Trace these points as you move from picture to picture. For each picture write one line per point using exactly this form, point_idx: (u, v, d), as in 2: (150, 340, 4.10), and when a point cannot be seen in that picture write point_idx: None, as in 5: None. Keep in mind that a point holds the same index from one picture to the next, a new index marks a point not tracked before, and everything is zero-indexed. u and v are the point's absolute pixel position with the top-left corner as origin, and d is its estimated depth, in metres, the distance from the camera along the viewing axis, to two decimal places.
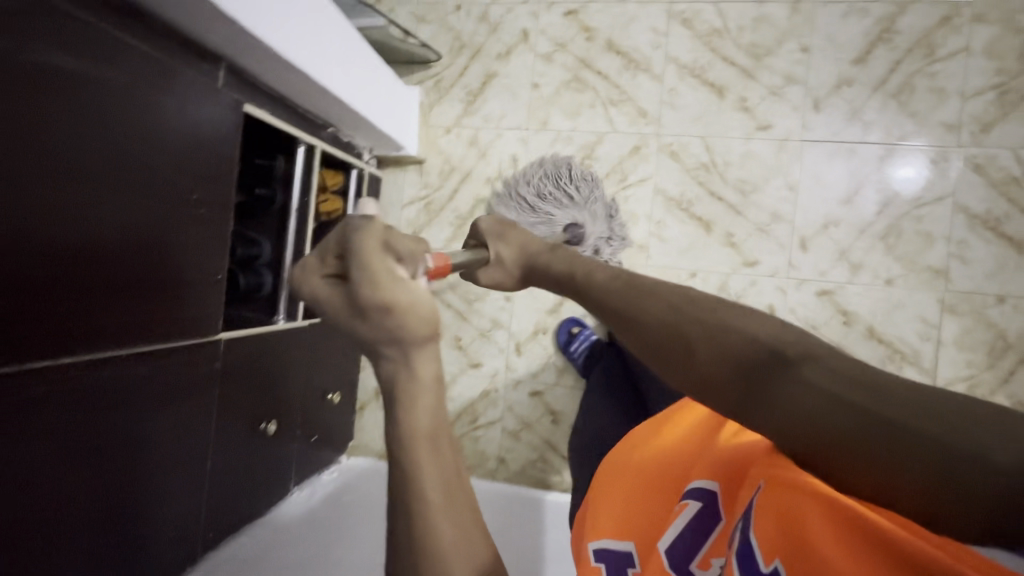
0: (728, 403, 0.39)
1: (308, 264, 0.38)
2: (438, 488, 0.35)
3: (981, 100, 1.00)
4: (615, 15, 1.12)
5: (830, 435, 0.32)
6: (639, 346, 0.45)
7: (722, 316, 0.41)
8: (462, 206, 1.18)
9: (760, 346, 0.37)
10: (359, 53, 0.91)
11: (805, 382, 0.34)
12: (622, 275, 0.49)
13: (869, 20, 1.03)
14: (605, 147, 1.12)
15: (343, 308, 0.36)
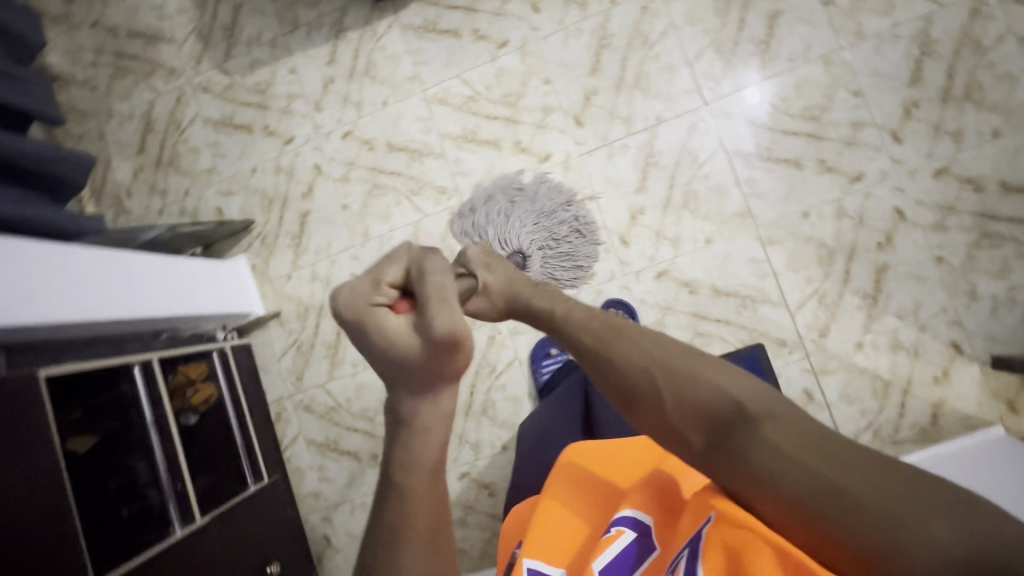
0: (686, 439, 0.49)
1: (359, 292, 0.53)
2: (419, 530, 0.50)
3: (705, 59, 1.10)
4: (384, 120, 1.22)
5: (783, 480, 0.42)
6: (613, 381, 0.54)
7: (694, 367, 0.51)
8: (328, 336, 1.24)
9: (728, 401, 0.48)
10: (155, 270, 0.99)
11: (767, 440, 0.44)
12: (608, 322, 0.58)
13: (586, 36, 1.15)
14: (425, 233, 1.20)
15: (391, 328, 0.51)
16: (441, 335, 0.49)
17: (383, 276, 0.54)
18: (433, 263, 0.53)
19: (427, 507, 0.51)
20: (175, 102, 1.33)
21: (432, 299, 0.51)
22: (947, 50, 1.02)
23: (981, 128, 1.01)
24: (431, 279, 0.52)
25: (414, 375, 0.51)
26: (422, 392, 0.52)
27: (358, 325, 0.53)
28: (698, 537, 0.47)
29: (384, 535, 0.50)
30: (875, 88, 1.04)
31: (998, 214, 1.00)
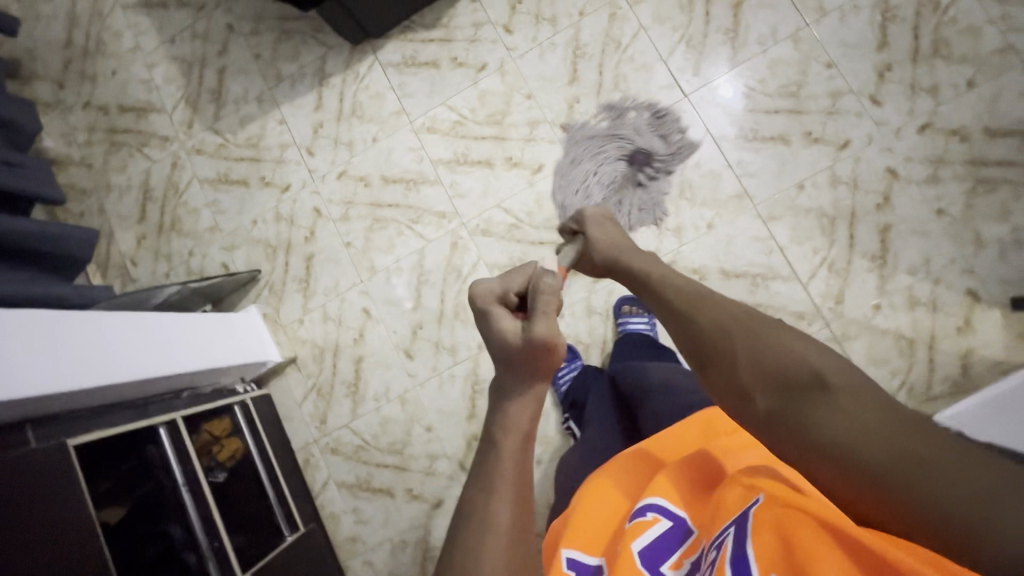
0: (752, 402, 0.46)
1: (489, 290, 0.63)
2: (512, 484, 0.49)
3: (679, 54, 1.14)
4: (376, 156, 1.25)
5: (855, 449, 0.38)
6: (690, 345, 0.54)
7: (774, 332, 0.48)
8: (347, 375, 1.23)
9: (805, 366, 0.44)
10: (166, 327, 0.99)
11: (843, 410, 0.40)
12: (695, 289, 0.58)
13: (560, 49, 1.19)
14: (430, 258, 1.21)
15: (508, 321, 0.59)
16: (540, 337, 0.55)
17: (510, 285, 0.64)
18: (549, 276, 0.62)
19: (516, 469, 0.50)
20: (171, 167, 1.36)
21: (540, 307, 0.58)
22: (908, 13, 1.06)
23: (956, 80, 1.03)
24: (543, 293, 0.59)
25: (516, 364, 0.56)
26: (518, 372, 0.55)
27: (483, 314, 0.61)
28: (743, 518, 0.48)
29: (475, 489, 0.48)
30: (845, 58, 1.08)
31: (989, 160, 1.02)
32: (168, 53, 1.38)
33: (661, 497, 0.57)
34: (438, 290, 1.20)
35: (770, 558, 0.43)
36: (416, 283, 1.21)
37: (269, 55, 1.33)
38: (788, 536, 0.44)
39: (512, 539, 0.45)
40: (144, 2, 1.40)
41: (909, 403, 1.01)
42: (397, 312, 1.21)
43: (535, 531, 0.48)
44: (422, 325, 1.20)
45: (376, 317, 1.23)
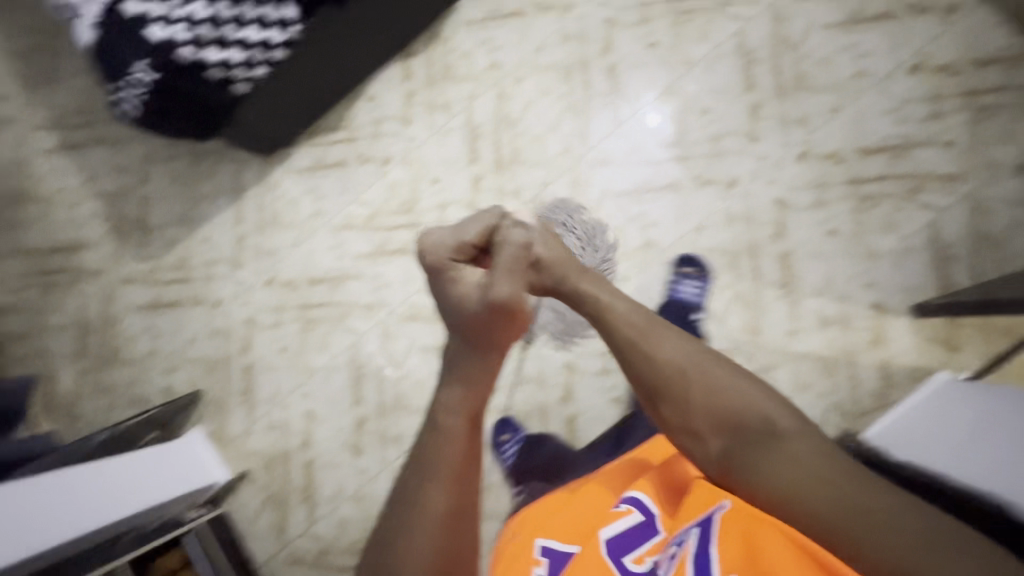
0: (707, 440, 0.68)
1: (445, 240, 0.71)
2: (452, 469, 0.62)
3: (567, 122, 1.19)
4: (299, 260, 1.28)
5: (809, 500, 0.58)
6: (649, 380, 0.71)
7: (721, 381, 0.69)
8: (299, 480, 1.23)
9: (760, 422, 0.66)
10: (105, 469, 0.99)
11: (791, 458, 0.62)
12: (646, 317, 0.74)
13: (457, 132, 1.24)
14: (364, 351, 1.23)
15: (469, 278, 0.69)
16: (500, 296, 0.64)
17: (464, 235, 0.71)
18: (508, 228, 0.70)
19: (465, 445, 0.64)
20: (105, 300, 1.37)
21: (506, 263, 0.66)
22: (766, 54, 1.13)
23: (821, 109, 1.10)
24: (506, 251, 0.67)
25: (473, 332, 0.66)
26: (473, 352, 0.67)
27: (441, 274, 0.70)
28: (708, 521, 0.64)
29: (417, 470, 0.63)
30: (718, 103, 1.14)
31: (866, 177, 1.07)
32: (92, 189, 1.41)
33: (638, 492, 0.73)
34: (377, 382, 1.22)
35: (733, 550, 0.59)
36: (354, 378, 1.23)
37: (185, 177, 1.36)
38: (748, 543, 0.59)
39: (444, 513, 0.60)
40: (63, 143, 1.44)
41: (840, 422, 1.03)
42: (339, 409, 1.23)
43: (466, 510, 0.62)
44: (366, 418, 1.21)
45: (320, 417, 1.23)
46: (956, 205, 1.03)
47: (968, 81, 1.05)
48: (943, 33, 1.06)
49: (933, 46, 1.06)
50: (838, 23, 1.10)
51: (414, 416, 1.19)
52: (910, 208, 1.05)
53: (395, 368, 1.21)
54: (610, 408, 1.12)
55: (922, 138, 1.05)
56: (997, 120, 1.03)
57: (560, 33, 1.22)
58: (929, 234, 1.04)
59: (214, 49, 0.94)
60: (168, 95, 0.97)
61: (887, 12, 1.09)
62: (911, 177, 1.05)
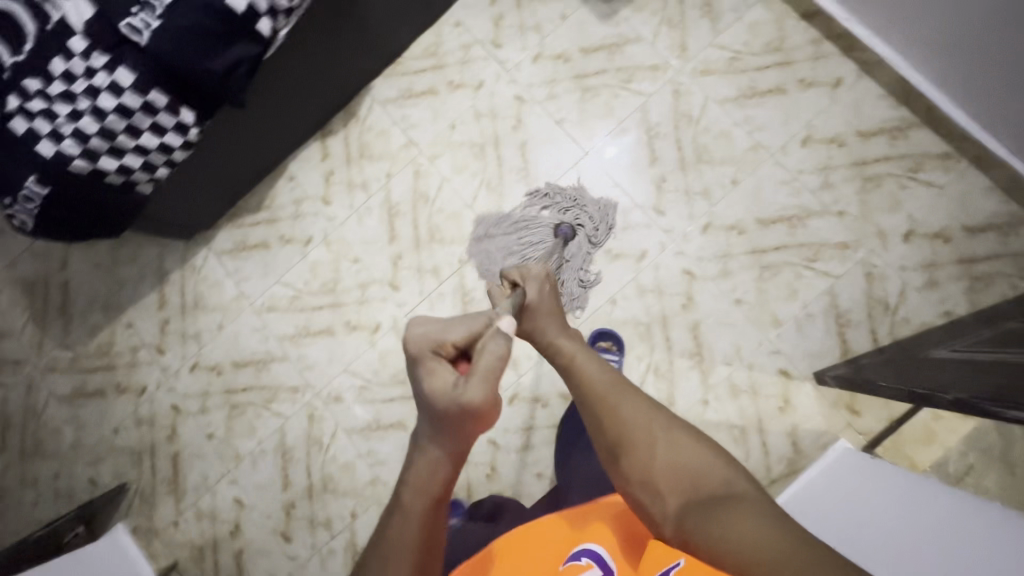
0: (666, 499, 0.55)
1: (428, 334, 0.56)
2: (409, 556, 0.49)
3: (482, 199, 1.21)
4: (223, 343, 1.27)
5: (756, 544, 0.43)
6: (611, 435, 0.62)
7: (686, 437, 0.59)
8: (228, 571, 1.21)
9: (722, 483, 0.53)
10: None
11: (746, 518, 0.46)
12: (616, 376, 0.68)
13: (376, 210, 1.25)
14: (291, 434, 1.22)
15: (443, 376, 0.53)
16: (474, 402, 0.52)
17: (450, 332, 0.56)
18: (494, 328, 0.56)
19: (423, 531, 0.51)
20: (26, 391, 1.34)
21: (485, 363, 0.53)
22: (668, 129, 1.16)
23: (721, 181, 1.13)
24: (487, 347, 0.54)
25: (446, 421, 0.53)
26: (444, 431, 0.53)
27: (415, 364, 0.55)
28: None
29: (370, 559, 0.50)
30: (625, 177, 1.17)
31: (767, 247, 1.10)
32: (9, 277, 1.37)
33: (597, 546, 0.62)
34: (305, 466, 1.21)
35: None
36: (281, 462, 1.22)
37: (107, 262, 1.34)
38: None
39: None
40: None
41: None
42: (268, 495, 1.21)
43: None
44: (295, 503, 1.20)
45: (249, 504, 1.22)
46: (851, 272, 1.07)
47: (855, 152, 1.10)
48: (830, 107, 1.11)
49: (821, 119, 1.11)
50: (732, 99, 1.15)
51: (343, 499, 1.19)
52: (809, 277, 1.08)
53: (322, 450, 1.21)
54: (535, 483, 1.13)
55: (816, 208, 1.10)
56: (882, 190, 1.08)
57: (472, 110, 1.24)
58: (828, 301, 1.07)
59: (111, 159, 0.94)
60: (68, 207, 0.96)
61: (777, 88, 1.14)
62: (808, 246, 1.09)
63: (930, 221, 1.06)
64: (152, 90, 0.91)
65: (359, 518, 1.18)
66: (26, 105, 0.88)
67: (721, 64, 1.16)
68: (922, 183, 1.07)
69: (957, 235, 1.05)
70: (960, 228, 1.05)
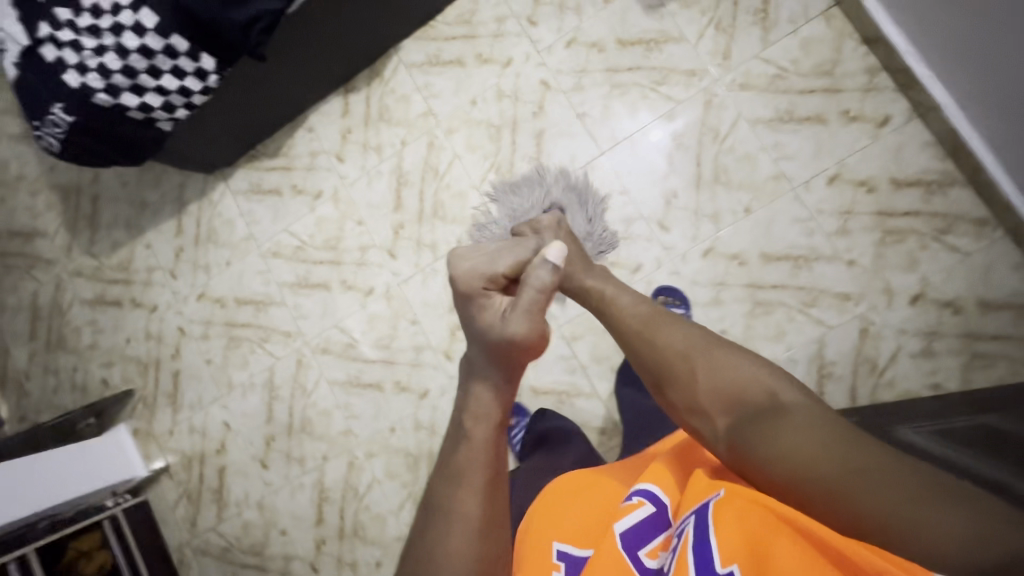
0: (714, 419, 0.62)
1: (479, 270, 0.66)
2: (481, 477, 0.55)
3: (489, 181, 1.20)
4: (230, 279, 1.35)
5: (809, 461, 0.52)
6: (653, 364, 0.69)
7: (725, 357, 0.65)
8: (212, 482, 1.34)
9: (766, 399, 0.60)
10: (41, 466, 1.15)
11: (794, 433, 0.55)
12: (651, 310, 0.74)
13: (386, 176, 1.26)
14: (279, 375, 1.31)
15: (495, 308, 0.63)
16: (518, 334, 0.58)
17: (498, 265, 0.67)
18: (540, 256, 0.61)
19: (489, 454, 0.57)
20: (55, 289, 1.46)
21: (526, 300, 0.60)
22: (691, 142, 1.11)
23: (734, 207, 1.09)
24: (529, 284, 0.60)
25: (490, 353, 0.59)
26: (492, 361, 0.59)
27: (464, 298, 0.65)
28: (704, 508, 0.55)
29: (444, 477, 0.56)
30: (636, 185, 1.13)
31: (765, 283, 1.07)
32: (49, 181, 1.46)
33: (651, 485, 0.63)
34: (287, 405, 1.30)
35: (737, 547, 0.49)
36: (268, 397, 1.31)
37: (133, 182, 1.41)
38: (757, 542, 0.48)
39: (483, 521, 0.54)
40: (25, 133, 1.47)
41: None
42: (253, 424, 1.32)
43: (501, 520, 0.55)
44: (275, 437, 1.30)
45: (235, 429, 1.33)
46: (847, 325, 1.03)
47: (883, 200, 1.03)
48: (868, 146, 1.04)
49: (855, 158, 1.04)
50: (766, 120, 1.08)
51: (317, 442, 1.28)
52: (802, 321, 1.05)
53: (304, 395, 1.29)
54: None
55: (826, 252, 1.05)
56: (901, 245, 1.02)
57: (496, 88, 1.21)
58: (815, 350, 1.04)
59: (131, 95, 0.96)
60: (90, 135, 1.00)
61: (817, 117, 1.06)
62: (808, 290, 1.05)
63: (945, 288, 1.00)
64: (173, 34, 0.92)
65: (329, 462, 1.27)
66: (57, 34, 0.92)
67: (763, 80, 1.09)
68: (946, 247, 1.00)
69: (969, 308, 0.99)
70: (975, 301, 0.99)
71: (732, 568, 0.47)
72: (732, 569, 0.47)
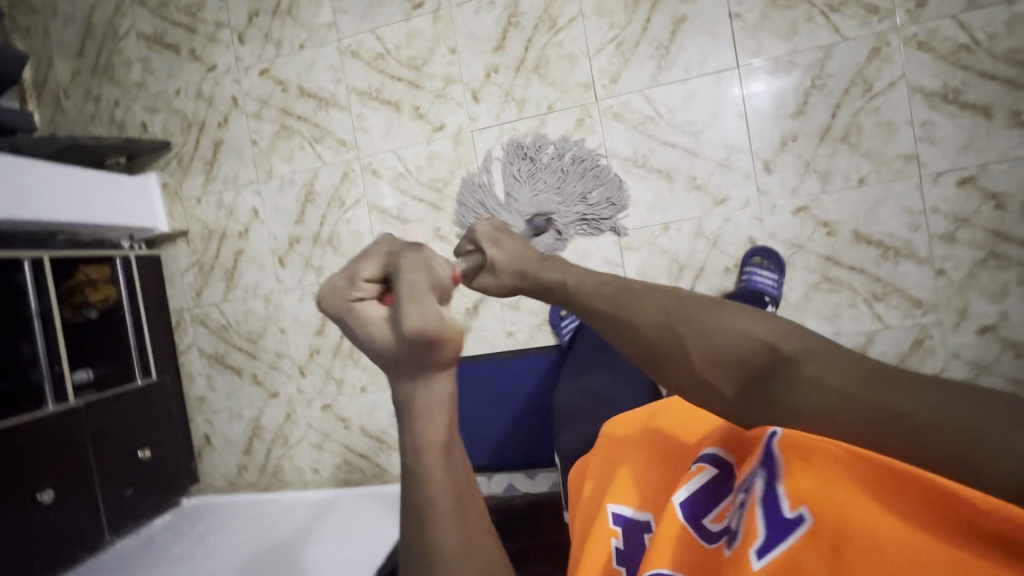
0: (723, 397, 0.39)
1: (338, 285, 0.37)
2: (445, 501, 0.37)
3: (605, 55, 1.09)
4: (299, 64, 1.25)
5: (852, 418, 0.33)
6: (630, 351, 0.42)
7: (716, 314, 0.39)
8: (226, 261, 1.34)
9: (767, 344, 0.37)
10: (70, 180, 1.15)
11: (814, 383, 0.34)
12: (607, 281, 0.45)
13: (497, 10, 1.13)
14: (321, 181, 1.26)
15: (378, 330, 0.35)
16: (430, 330, 0.33)
17: (358, 270, 0.37)
18: (408, 242, 0.38)
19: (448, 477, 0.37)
20: (114, 12, 1.36)
21: (413, 285, 0.35)
22: (838, 88, 1.00)
23: (850, 173, 1.00)
24: (409, 266, 0.36)
25: (410, 372, 0.35)
26: (419, 371, 0.35)
27: (338, 327, 0.37)
28: (772, 458, 0.36)
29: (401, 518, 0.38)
30: (758, 114, 1.03)
31: (844, 261, 1.01)
32: None
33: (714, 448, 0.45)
34: (321, 213, 1.26)
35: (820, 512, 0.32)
36: (303, 198, 1.27)
37: None
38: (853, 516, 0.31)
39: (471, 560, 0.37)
40: None
41: None
42: (282, 220, 1.29)
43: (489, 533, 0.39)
44: (299, 240, 1.28)
45: (262, 218, 1.30)
46: (904, 330, 1.00)
47: (1007, 220, 0.95)
48: (1021, 159, 0.94)
49: (1000, 167, 0.95)
50: (928, 92, 0.97)
51: (340, 259, 1.26)
52: (862, 311, 1.01)
53: (340, 209, 1.25)
54: (502, 338, 1.18)
55: (920, 252, 0.98)
56: (999, 274, 0.96)
57: None
58: (860, 342, 1.01)
59: None
60: None
61: (983, 107, 0.95)
62: (882, 283, 1.00)
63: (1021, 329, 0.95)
64: None
65: None
66: None
67: (948, 44, 0.95)
68: None
69: None
70: None
71: (802, 512, 0.33)
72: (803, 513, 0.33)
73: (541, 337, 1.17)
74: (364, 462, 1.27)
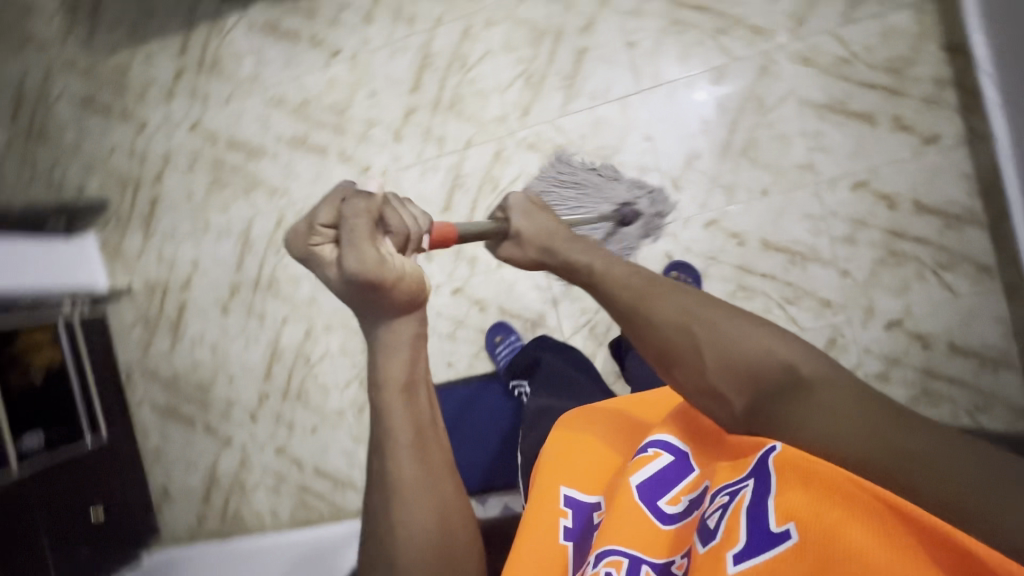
0: (731, 401, 0.50)
1: (300, 231, 0.53)
2: (404, 437, 0.56)
3: (515, 89, 1.13)
4: (227, 117, 1.29)
5: (847, 448, 0.43)
6: (652, 345, 0.55)
7: (743, 325, 0.52)
8: (171, 314, 1.35)
9: (780, 364, 0.49)
10: None
11: (825, 407, 0.45)
12: (646, 277, 0.60)
13: (411, 53, 1.18)
14: (257, 229, 1.28)
15: (333, 266, 0.53)
16: (362, 272, 0.51)
17: (317, 219, 0.52)
18: (359, 195, 0.52)
19: (410, 418, 0.57)
20: (43, 77, 1.38)
21: (352, 239, 0.51)
22: (734, 106, 1.05)
23: (753, 185, 1.05)
24: (352, 219, 0.51)
25: (359, 301, 0.54)
26: (369, 306, 0.55)
27: (308, 265, 0.54)
28: (765, 467, 0.44)
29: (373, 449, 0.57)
30: (663, 134, 1.08)
31: (756, 269, 1.05)
32: None
33: (664, 434, 0.54)
34: (259, 259, 1.29)
35: (800, 518, 0.39)
36: (241, 246, 1.30)
37: None
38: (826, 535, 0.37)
39: (421, 481, 0.55)
40: None
41: None
42: (222, 269, 1.31)
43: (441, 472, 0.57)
44: (240, 287, 1.30)
45: (203, 269, 1.32)
46: (818, 330, 1.04)
47: (901, 219, 1.00)
48: (906, 161, 1.00)
49: (889, 169, 1.00)
50: (816, 104, 1.02)
51: (280, 303, 1.28)
52: (777, 315, 1.05)
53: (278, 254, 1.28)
54: (443, 368, 1.21)
55: (824, 255, 1.03)
56: (899, 270, 1.01)
57: None
58: None
59: None
60: None
61: (867, 114, 1.01)
62: (793, 287, 1.04)
63: (925, 322, 1.00)
64: None
65: (288, 325, 1.28)
66: None
67: (829, 58, 1.01)
68: (940, 283, 0.99)
69: (938, 347, 0.99)
70: (947, 341, 0.99)
71: (789, 528, 0.39)
72: (789, 528, 0.39)
73: (481, 365, 1.20)
74: (320, 501, 1.28)
